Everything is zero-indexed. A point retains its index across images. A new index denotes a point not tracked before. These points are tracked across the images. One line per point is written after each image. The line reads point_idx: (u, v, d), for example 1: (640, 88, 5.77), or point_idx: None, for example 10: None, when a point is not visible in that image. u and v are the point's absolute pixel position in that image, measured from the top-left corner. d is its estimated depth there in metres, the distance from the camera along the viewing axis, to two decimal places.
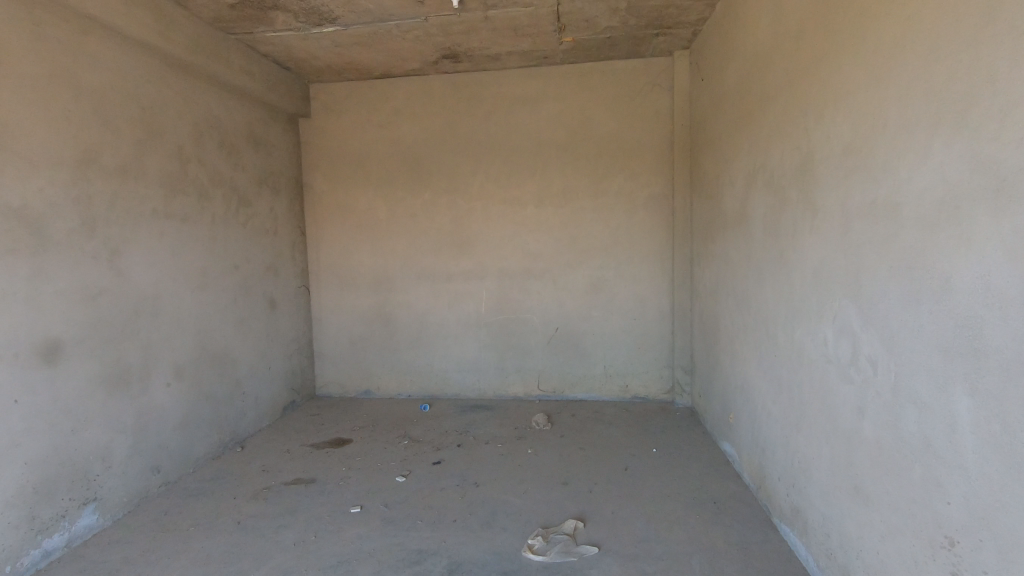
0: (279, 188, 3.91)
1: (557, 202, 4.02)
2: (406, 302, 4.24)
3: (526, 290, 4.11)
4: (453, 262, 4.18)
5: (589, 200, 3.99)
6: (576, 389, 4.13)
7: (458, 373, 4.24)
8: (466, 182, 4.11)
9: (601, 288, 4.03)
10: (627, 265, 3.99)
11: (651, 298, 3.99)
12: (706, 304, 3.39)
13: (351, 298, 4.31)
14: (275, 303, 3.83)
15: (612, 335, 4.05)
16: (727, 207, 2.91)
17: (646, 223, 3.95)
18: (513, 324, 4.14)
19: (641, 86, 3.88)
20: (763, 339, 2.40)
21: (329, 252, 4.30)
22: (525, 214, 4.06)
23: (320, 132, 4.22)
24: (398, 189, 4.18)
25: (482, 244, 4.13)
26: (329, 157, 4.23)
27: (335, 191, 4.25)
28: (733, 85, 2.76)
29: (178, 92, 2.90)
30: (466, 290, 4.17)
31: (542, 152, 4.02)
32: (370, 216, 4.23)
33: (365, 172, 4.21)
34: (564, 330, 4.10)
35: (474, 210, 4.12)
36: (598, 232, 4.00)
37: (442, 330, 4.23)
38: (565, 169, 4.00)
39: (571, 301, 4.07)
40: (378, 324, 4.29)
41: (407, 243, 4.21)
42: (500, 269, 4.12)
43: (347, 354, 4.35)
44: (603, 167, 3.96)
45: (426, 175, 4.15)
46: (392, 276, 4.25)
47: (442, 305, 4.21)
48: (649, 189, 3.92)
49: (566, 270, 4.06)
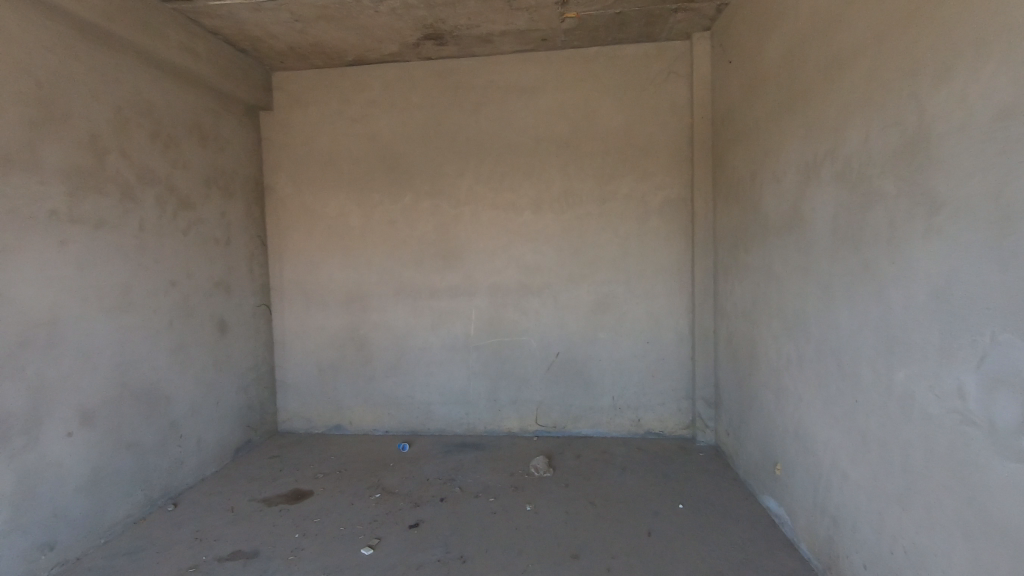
0: (232, 190, 3.35)
1: (557, 207, 3.49)
2: (383, 323, 3.67)
3: (523, 309, 3.55)
4: (437, 277, 3.61)
5: (595, 204, 3.45)
6: (581, 424, 3.57)
7: (443, 405, 3.66)
8: (452, 185, 3.57)
9: (609, 306, 3.48)
10: (639, 280, 3.45)
11: (667, 318, 3.45)
12: (737, 328, 2.86)
13: (319, 319, 3.72)
14: (226, 325, 3.25)
15: (622, 362, 3.50)
16: (769, 210, 2.38)
17: (660, 232, 3.42)
18: (507, 348, 3.58)
19: (653, 74, 3.38)
20: (833, 378, 1.85)
21: (295, 266, 3.72)
22: (521, 222, 3.52)
23: (283, 127, 3.66)
24: (374, 193, 3.63)
25: (470, 257, 3.58)
26: (294, 157, 3.67)
27: (302, 195, 3.68)
28: (778, 60, 2.24)
29: (92, 68, 2.34)
30: (452, 308, 3.61)
31: (539, 150, 3.49)
32: (342, 224, 3.67)
33: (336, 173, 3.65)
34: (566, 356, 3.54)
35: (461, 218, 3.57)
36: (604, 242, 3.46)
37: (425, 355, 3.65)
38: (567, 170, 3.47)
39: (574, 322, 3.52)
40: (351, 349, 3.71)
41: (384, 255, 3.64)
42: (492, 284, 3.57)
43: (314, 383, 3.75)
44: (610, 168, 3.43)
45: (406, 177, 3.60)
46: (367, 293, 3.67)
47: (425, 327, 3.64)
48: (663, 192, 3.40)
49: (569, 286, 3.51)
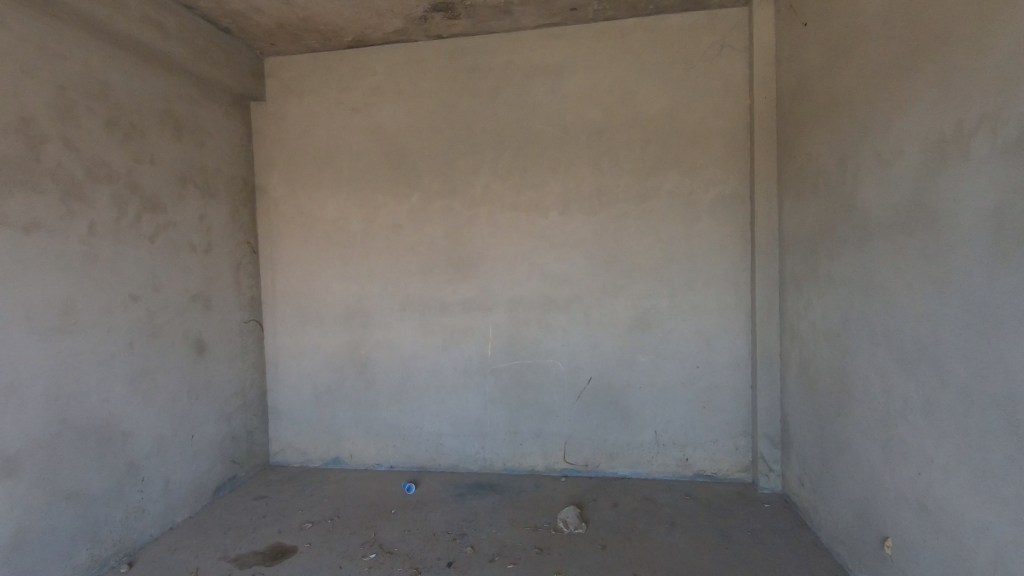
0: (215, 190, 2.93)
1: (589, 208, 2.97)
2: (388, 342, 3.19)
3: (548, 327, 3.04)
4: (450, 290, 3.13)
5: (633, 204, 2.93)
6: (617, 463, 3.02)
7: (456, 437, 3.16)
8: (466, 183, 3.09)
9: (651, 325, 2.94)
10: (687, 293, 2.91)
11: (721, 338, 2.89)
12: (817, 353, 2.29)
13: (316, 337, 3.27)
14: (204, 345, 2.81)
15: (666, 390, 2.95)
16: (871, 203, 1.83)
17: (712, 236, 2.87)
18: (530, 372, 3.06)
19: (702, 48, 2.84)
20: (1000, 440, 1.28)
21: (289, 277, 3.28)
22: (546, 224, 3.02)
23: (277, 120, 3.24)
24: (377, 193, 3.17)
25: (487, 266, 3.08)
26: (288, 153, 3.24)
27: (297, 196, 3.25)
28: (887, 5, 1.70)
29: (24, 38, 1.93)
30: (466, 326, 3.11)
31: (568, 142, 2.98)
32: (341, 228, 3.21)
33: (335, 171, 3.21)
34: (599, 382, 3.01)
35: (477, 220, 3.08)
36: (645, 248, 2.93)
37: (435, 380, 3.16)
38: (600, 163, 2.96)
39: (609, 342, 2.98)
40: (351, 371, 3.24)
41: (389, 264, 3.18)
42: (512, 298, 3.06)
43: (310, 410, 3.29)
44: (651, 160, 2.91)
45: (413, 174, 3.13)
46: (369, 307, 3.21)
47: (435, 347, 3.15)
48: (716, 188, 2.86)
49: (602, 300, 2.98)
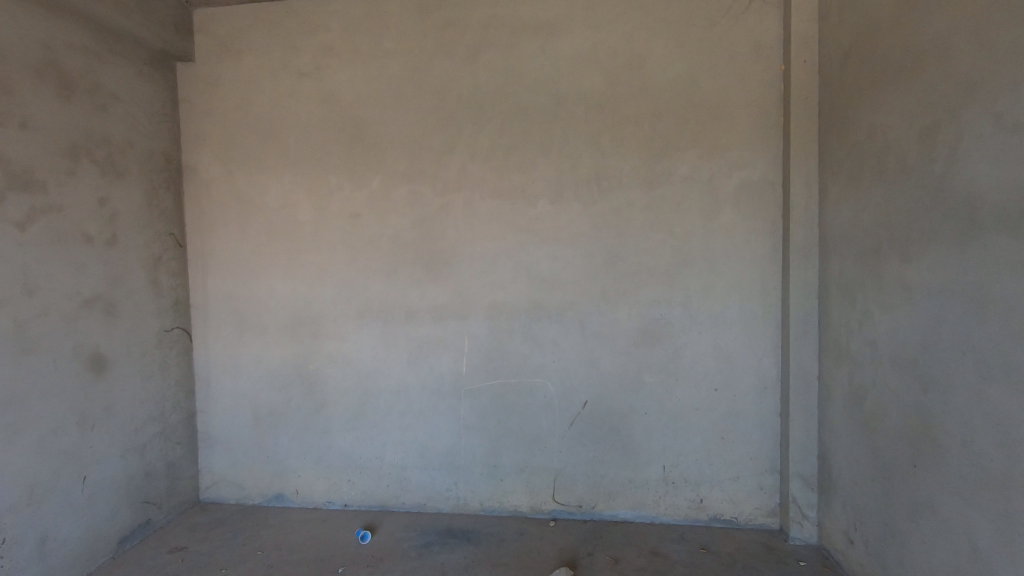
0: (124, 169, 2.36)
1: (586, 196, 2.45)
2: (342, 356, 2.65)
3: (536, 340, 2.51)
4: (417, 294, 2.59)
5: (640, 192, 2.42)
6: (617, 504, 2.51)
7: (423, 471, 2.62)
8: (439, 164, 2.55)
9: (660, 338, 2.44)
10: (704, 300, 2.40)
11: (745, 355, 2.39)
12: (881, 381, 1.79)
13: (255, 349, 2.70)
14: (104, 362, 2.25)
15: (677, 417, 2.44)
16: (986, 185, 1.32)
17: (736, 232, 2.37)
18: (514, 394, 2.54)
19: (727, 3, 2.33)
20: None
21: (224, 276, 2.71)
22: (535, 216, 2.49)
23: (210, 85, 2.67)
24: (330, 175, 2.62)
25: (462, 265, 2.55)
26: (222, 125, 2.67)
27: (233, 177, 2.68)
28: None
29: None
30: (436, 337, 2.58)
31: (562, 116, 2.46)
32: (287, 218, 2.65)
33: (279, 148, 2.65)
34: (596, 406, 2.49)
35: (450, 210, 2.55)
36: (654, 246, 2.42)
37: (399, 402, 2.61)
38: (600, 143, 2.44)
39: (609, 358, 2.47)
40: (297, 391, 2.68)
41: (344, 262, 2.62)
42: (492, 304, 2.53)
43: (248, 437, 2.73)
44: (663, 139, 2.40)
45: (374, 152, 2.58)
46: (320, 314, 2.65)
47: (399, 362, 2.61)
48: (741, 175, 2.36)
49: (601, 307, 2.46)
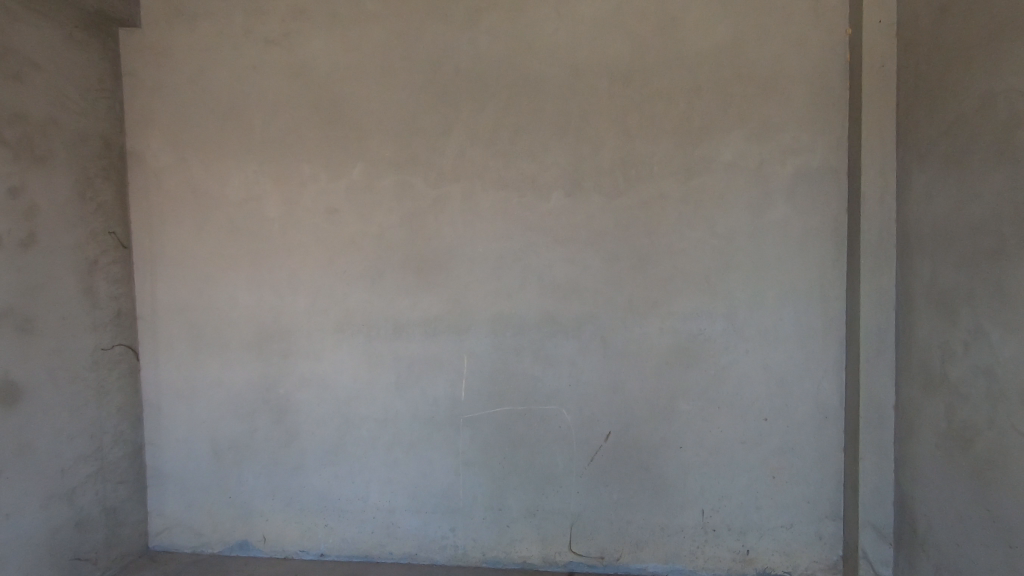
0: (46, 153, 1.93)
1: (609, 187, 2.05)
2: (317, 378, 2.22)
3: (549, 359, 2.10)
4: (406, 304, 2.17)
5: (675, 182, 2.02)
6: (646, 556, 2.10)
7: (414, 515, 2.21)
8: (432, 149, 2.13)
9: (698, 358, 2.03)
10: (753, 313, 2.00)
11: (802, 378, 1.99)
12: (1001, 422, 1.39)
13: (215, 371, 2.27)
14: (18, 391, 1.82)
15: (719, 453, 2.04)
16: None
17: (791, 232, 1.97)
18: (522, 424, 2.12)
19: None
20: None
21: (176, 284, 2.28)
22: (547, 211, 2.08)
23: (159, 56, 2.24)
24: (303, 163, 2.20)
25: (460, 269, 2.13)
26: (175, 104, 2.24)
27: (188, 166, 2.25)
28: None
29: None
30: (429, 355, 2.16)
31: (581, 91, 2.05)
32: (251, 214, 2.22)
33: (242, 131, 2.22)
34: (621, 439, 2.08)
35: (446, 204, 2.13)
36: (691, 247, 2.02)
37: (385, 433, 2.20)
38: (626, 123, 2.03)
39: (637, 382, 2.07)
40: (265, 419, 2.25)
41: (320, 266, 2.20)
42: (496, 316, 2.12)
43: (206, 474, 2.30)
44: (703, 120, 2.00)
45: (356, 135, 2.17)
46: (291, 329, 2.23)
47: (385, 386, 2.19)
48: (796, 161, 1.96)
49: (627, 321, 2.06)
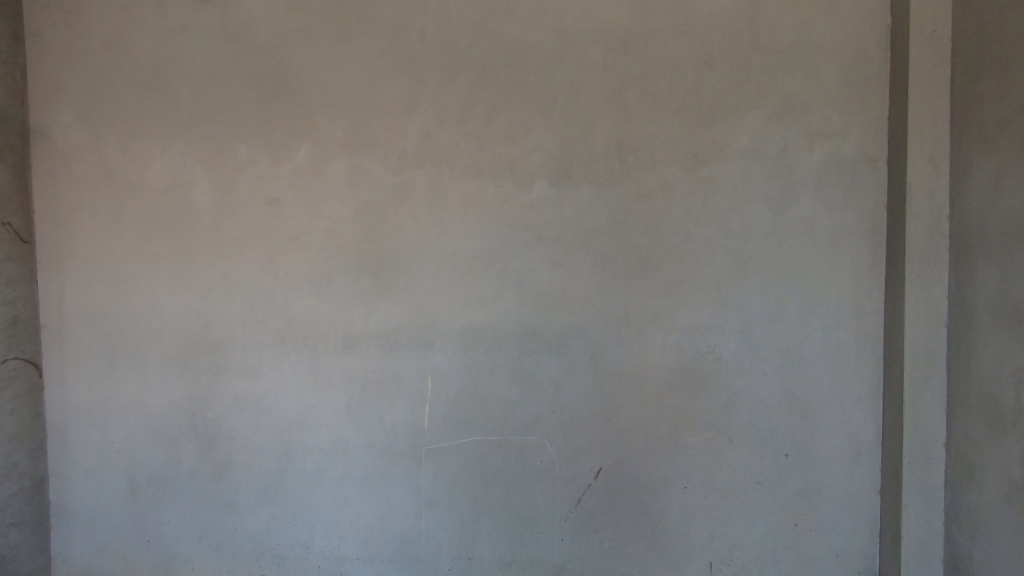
0: None
1: (602, 176, 1.72)
2: (253, 400, 1.86)
3: (529, 381, 1.76)
4: (360, 312, 1.82)
5: (681, 171, 1.69)
6: None
7: (367, 565, 1.85)
8: (394, 130, 1.79)
9: (706, 381, 1.70)
10: (772, 328, 1.67)
11: (830, 407, 1.66)
12: None
13: (132, 391, 1.90)
14: None
15: (731, 495, 1.71)
16: None
17: (818, 231, 1.65)
18: (497, 458, 1.78)
19: None
20: None
21: (86, 286, 1.90)
22: (528, 203, 1.74)
23: (70, 15, 1.88)
24: (240, 144, 1.84)
25: (424, 272, 1.79)
26: (87, 72, 1.88)
27: (103, 145, 1.88)
28: None
29: None
30: (387, 374, 1.81)
31: (570, 62, 1.73)
32: (178, 204, 1.87)
33: (168, 105, 1.86)
34: (614, 477, 1.75)
35: (409, 194, 1.79)
36: (699, 249, 1.69)
37: (333, 466, 1.84)
38: (624, 100, 1.71)
39: (633, 409, 1.73)
40: (191, 449, 1.89)
41: (258, 267, 1.85)
42: (466, 329, 1.78)
43: (120, 513, 1.92)
44: (715, 96, 1.68)
45: (303, 112, 1.82)
46: (223, 341, 1.87)
47: (333, 410, 1.84)
48: (825, 148, 1.64)
49: (622, 335, 1.72)
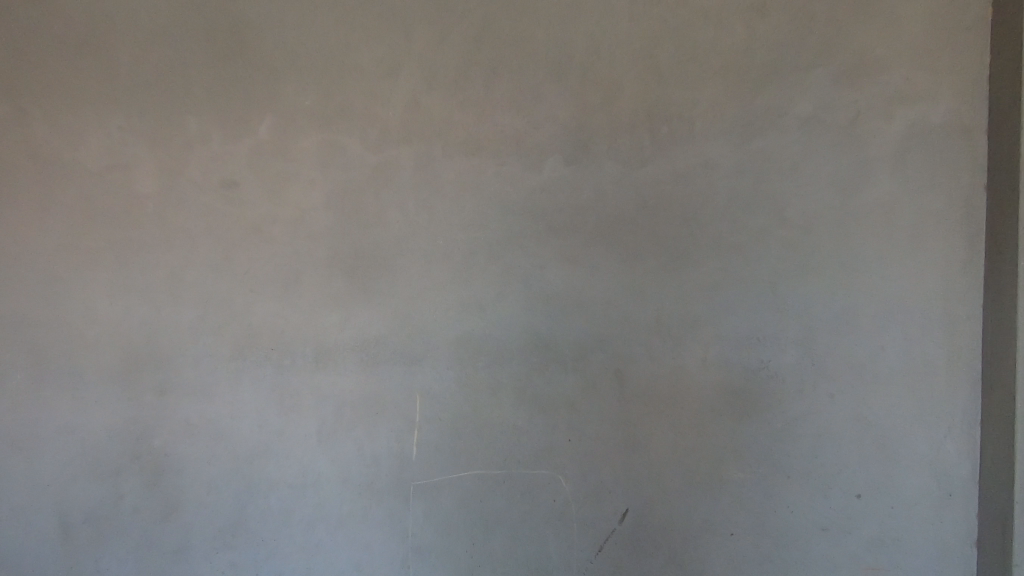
0: None
1: (628, 152, 1.40)
2: (207, 425, 1.55)
3: (539, 403, 1.45)
4: (334, 319, 1.50)
5: (726, 146, 1.37)
6: None
7: None
8: (374, 98, 1.48)
9: (757, 404, 1.38)
10: (840, 339, 1.36)
11: (912, 437, 1.34)
12: None
13: (62, 414, 1.58)
14: None
15: (788, 544, 1.39)
16: None
17: (898, 219, 1.33)
18: (501, 496, 1.47)
19: None
20: None
21: (7, 288, 1.58)
22: (537, 186, 1.43)
23: None
24: (191, 117, 1.53)
25: (411, 271, 1.48)
26: (8, 31, 1.56)
27: (27, 119, 1.56)
28: None
29: None
30: (367, 394, 1.50)
31: (589, 13, 1.41)
32: (117, 189, 1.55)
33: (105, 71, 1.55)
34: (643, 520, 1.43)
35: (392, 176, 1.48)
36: (748, 241, 1.37)
37: (304, 504, 1.53)
38: (655, 58, 1.40)
39: (666, 436, 1.42)
40: (134, 483, 1.57)
41: (211, 265, 1.53)
42: (462, 340, 1.46)
43: (50, 560, 1.60)
44: (768, 53, 1.36)
45: (266, 77, 1.51)
46: (170, 354, 1.55)
47: (302, 438, 1.52)
48: (906, 115, 1.32)
49: (653, 347, 1.41)
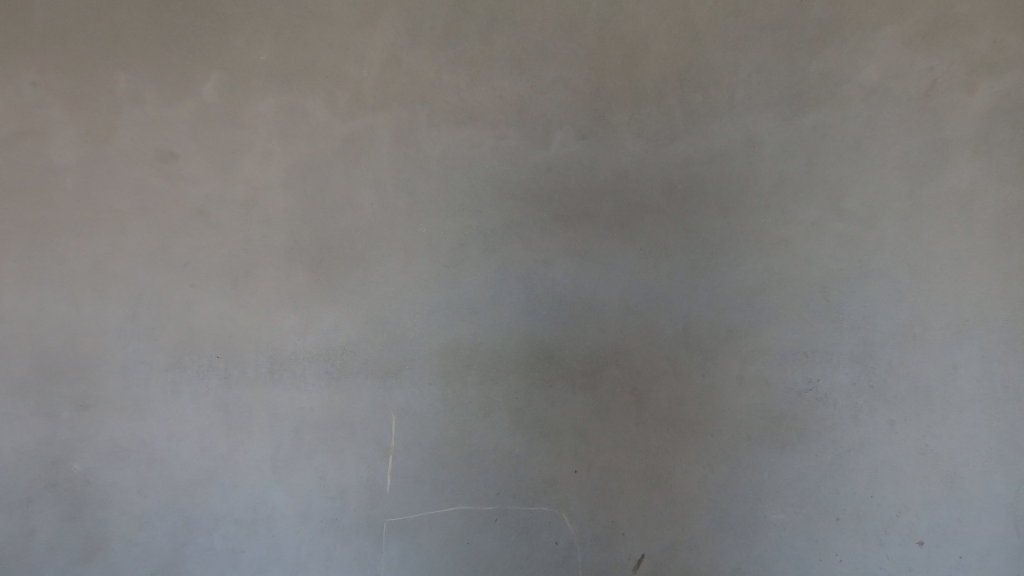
0: None
1: (653, 125, 1.16)
2: (139, 448, 1.28)
3: (540, 427, 1.20)
4: (293, 323, 1.24)
5: (772, 119, 1.13)
6: None
7: None
8: (346, 54, 1.21)
9: (802, 432, 1.15)
10: (905, 356, 1.13)
11: (987, 475, 1.12)
12: None
13: None
14: None
15: None
16: None
17: (979, 213, 1.10)
18: (492, 537, 1.22)
19: None
20: None
21: None
22: (543, 165, 1.18)
23: None
24: (122, 72, 1.25)
25: (388, 265, 1.22)
26: None
27: None
28: None
29: None
30: (333, 414, 1.24)
31: None
32: (28, 158, 1.27)
33: (15, 13, 1.26)
34: (662, 568, 1.19)
35: (367, 150, 1.22)
36: (796, 236, 1.14)
37: (255, 544, 1.26)
38: (689, 11, 1.15)
39: (692, 469, 1.18)
40: (46, 518, 1.29)
41: (144, 253, 1.26)
42: (448, 350, 1.21)
43: None
44: (827, 7, 1.12)
45: (215, 26, 1.24)
46: (93, 361, 1.27)
47: (253, 464, 1.26)
48: (993, 85, 1.09)
49: (678, 362, 1.17)
